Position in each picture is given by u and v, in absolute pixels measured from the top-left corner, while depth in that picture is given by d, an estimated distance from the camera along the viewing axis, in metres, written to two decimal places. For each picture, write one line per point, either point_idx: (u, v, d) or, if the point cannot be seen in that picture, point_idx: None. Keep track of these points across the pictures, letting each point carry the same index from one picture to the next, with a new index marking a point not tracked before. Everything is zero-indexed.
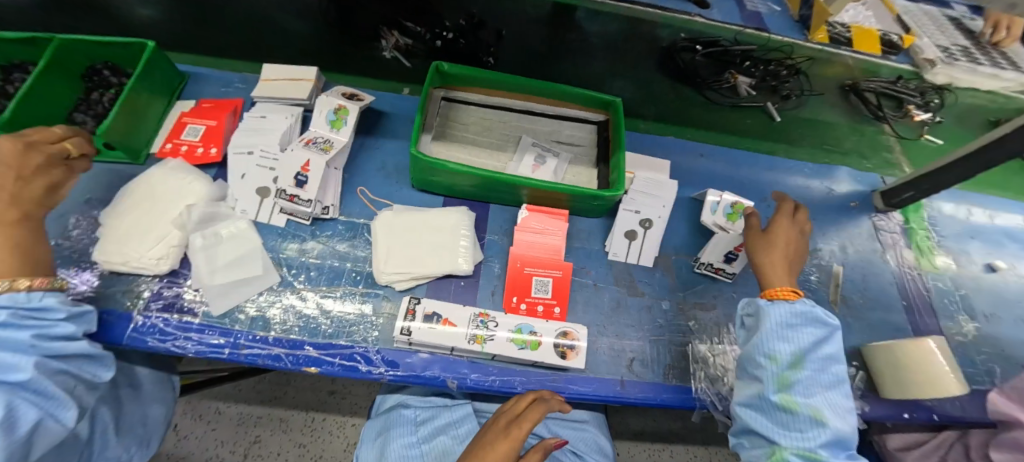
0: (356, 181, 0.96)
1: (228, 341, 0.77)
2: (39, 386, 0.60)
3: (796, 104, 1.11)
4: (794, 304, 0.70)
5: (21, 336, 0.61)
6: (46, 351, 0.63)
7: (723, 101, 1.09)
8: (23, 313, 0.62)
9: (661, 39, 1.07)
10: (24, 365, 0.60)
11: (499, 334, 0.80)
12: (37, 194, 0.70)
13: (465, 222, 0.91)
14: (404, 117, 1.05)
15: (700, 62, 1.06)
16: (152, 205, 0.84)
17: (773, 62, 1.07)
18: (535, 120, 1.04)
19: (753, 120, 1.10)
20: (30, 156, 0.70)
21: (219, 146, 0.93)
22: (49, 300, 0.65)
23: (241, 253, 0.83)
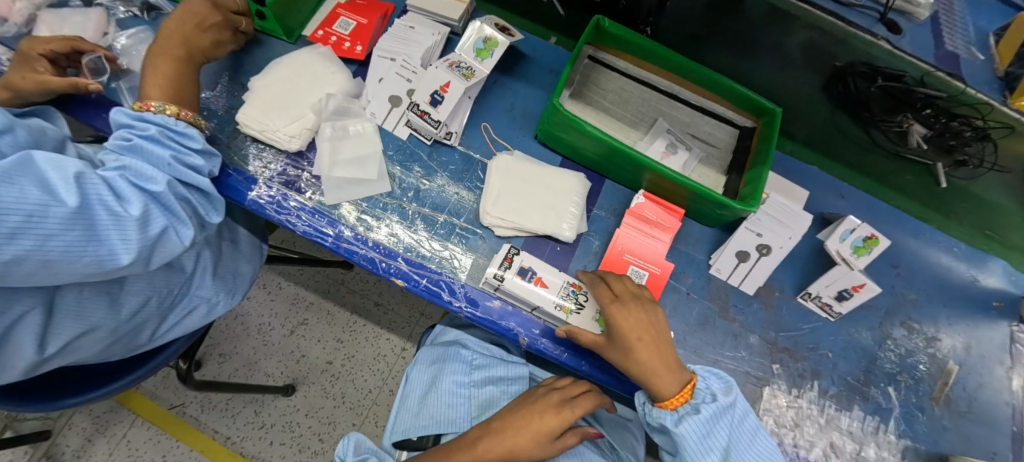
0: (482, 116, 0.93)
1: (333, 232, 0.81)
2: (166, 198, 0.66)
3: (969, 173, 0.93)
4: (716, 392, 0.71)
5: (162, 153, 0.69)
6: (178, 172, 0.69)
7: (887, 145, 0.94)
8: (168, 135, 0.71)
9: (835, 58, 0.84)
10: (158, 176, 0.66)
11: (587, 309, 0.79)
12: (205, 45, 0.81)
13: (579, 189, 0.88)
14: (544, 64, 0.99)
15: (874, 96, 0.86)
16: (294, 84, 0.87)
17: (960, 118, 0.84)
18: (676, 105, 0.97)
19: (914, 178, 0.98)
20: (212, 14, 0.82)
21: (364, 45, 0.93)
22: (189, 131, 0.72)
23: (363, 153, 0.86)
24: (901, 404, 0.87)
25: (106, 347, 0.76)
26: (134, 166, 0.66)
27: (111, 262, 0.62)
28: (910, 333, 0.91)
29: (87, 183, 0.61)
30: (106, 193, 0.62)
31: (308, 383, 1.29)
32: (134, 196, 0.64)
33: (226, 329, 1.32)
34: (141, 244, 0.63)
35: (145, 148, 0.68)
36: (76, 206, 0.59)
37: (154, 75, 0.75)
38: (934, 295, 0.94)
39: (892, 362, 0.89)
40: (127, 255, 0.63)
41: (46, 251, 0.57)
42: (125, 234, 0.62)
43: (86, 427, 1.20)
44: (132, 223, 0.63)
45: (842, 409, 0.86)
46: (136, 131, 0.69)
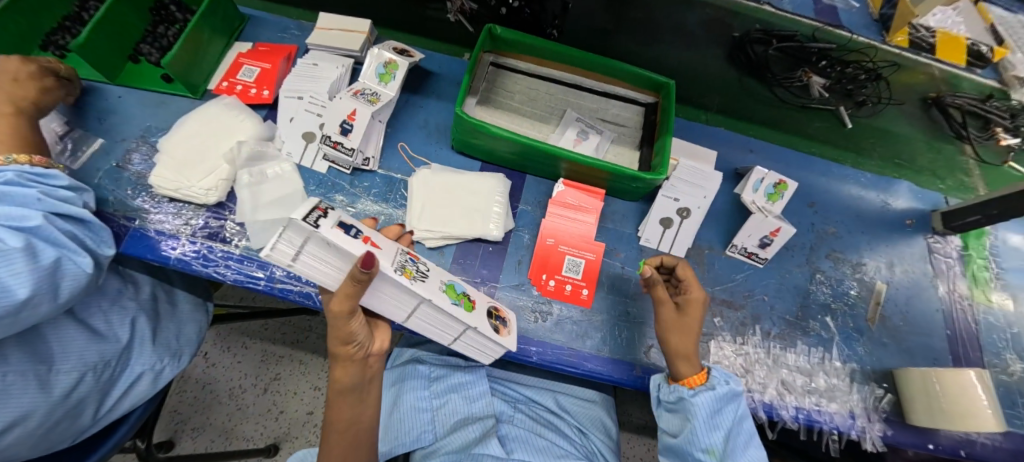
0: (398, 136, 0.96)
1: (265, 274, 0.82)
2: (44, 228, 0.67)
3: (870, 111, 1.05)
4: (729, 380, 0.74)
5: (28, 192, 0.69)
6: (52, 206, 0.70)
7: (792, 99, 1.04)
8: (27, 177, 0.71)
9: (732, 27, 1.01)
10: (32, 213, 0.67)
11: (431, 278, 0.68)
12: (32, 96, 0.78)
13: (500, 189, 0.92)
14: (451, 78, 1.03)
15: (773, 57, 1.01)
16: (203, 139, 0.88)
17: (852, 64, 0.99)
18: (581, 95, 1.01)
19: (823, 123, 1.05)
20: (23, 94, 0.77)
21: (271, 88, 0.95)
22: (48, 170, 0.73)
23: (284, 193, 0.87)
24: (840, 331, 0.91)
25: (40, 438, 0.73)
26: (2, 211, 0.67)
27: (6, 296, 0.61)
28: (837, 263, 0.96)
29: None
30: None
31: (290, 439, 1.27)
32: (10, 233, 0.65)
33: (193, 400, 1.28)
34: (33, 274, 0.64)
35: (9, 192, 0.68)
36: None
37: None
38: (852, 226, 1.00)
39: (825, 293, 0.94)
40: (20, 287, 0.62)
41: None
42: (14, 266, 0.63)
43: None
44: (18, 253, 0.63)
45: (786, 347, 0.89)
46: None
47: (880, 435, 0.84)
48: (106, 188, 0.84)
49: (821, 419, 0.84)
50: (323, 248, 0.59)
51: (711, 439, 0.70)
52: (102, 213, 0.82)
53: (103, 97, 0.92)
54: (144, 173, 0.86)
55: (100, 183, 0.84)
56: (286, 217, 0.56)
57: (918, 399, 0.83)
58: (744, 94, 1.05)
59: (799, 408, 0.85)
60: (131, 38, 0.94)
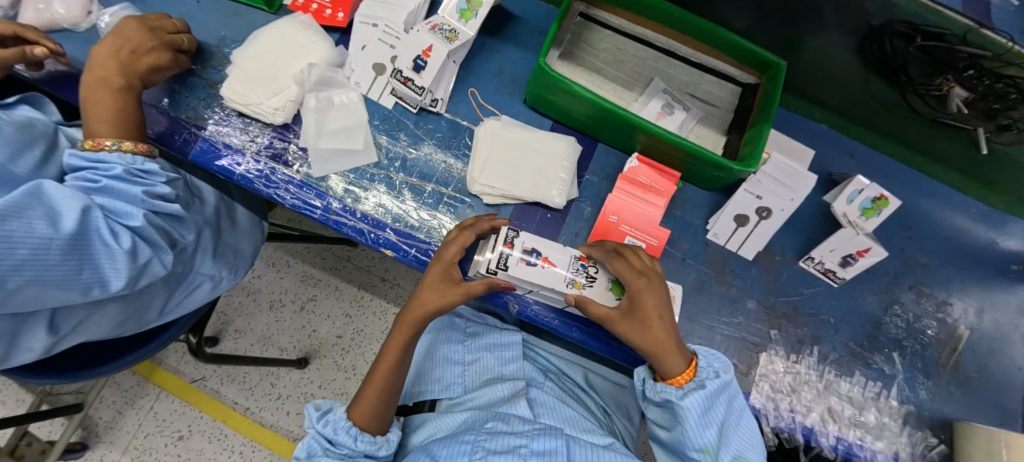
0: (469, 81, 0.90)
1: (322, 204, 0.82)
2: (148, 231, 0.69)
3: (1015, 138, 0.85)
4: (719, 371, 0.70)
5: (137, 191, 0.69)
6: (154, 206, 0.71)
7: (924, 111, 0.87)
8: (134, 172, 0.71)
9: (870, 18, 0.78)
10: (138, 212, 0.68)
11: (597, 283, 0.75)
12: (144, 70, 0.76)
13: (570, 154, 0.86)
14: (534, 24, 0.95)
15: (911, 57, 0.80)
16: (274, 56, 0.85)
17: (1005, 79, 0.77)
18: (673, 64, 0.92)
19: (951, 143, 0.90)
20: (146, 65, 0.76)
21: (345, 11, 0.90)
22: (154, 166, 0.73)
23: (348, 124, 0.85)
24: (905, 370, 0.85)
25: (117, 326, 0.79)
26: (113, 205, 0.68)
27: (103, 288, 0.66)
28: (919, 298, 0.88)
29: (95, 215, 0.65)
30: (108, 229, 0.66)
31: (321, 356, 1.34)
32: (121, 233, 0.66)
33: (240, 305, 1.36)
34: (128, 273, 0.67)
35: (118, 188, 0.69)
36: (68, 235, 0.62)
37: (98, 105, 0.73)
38: (946, 260, 0.90)
39: (898, 327, 0.87)
40: (118, 282, 0.67)
41: (52, 278, 0.61)
42: (115, 264, 0.66)
43: (115, 399, 1.27)
44: (122, 255, 0.66)
45: (841, 374, 0.84)
46: (100, 171, 0.69)
47: None
48: (179, 93, 0.84)
49: (861, 454, 0.80)
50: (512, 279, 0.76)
51: (706, 436, 0.68)
52: (174, 117, 0.83)
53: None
54: (216, 84, 0.86)
55: (175, 88, 0.85)
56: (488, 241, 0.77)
57: (975, 460, 0.77)
58: (869, 97, 0.91)
59: (840, 439, 0.80)
60: None
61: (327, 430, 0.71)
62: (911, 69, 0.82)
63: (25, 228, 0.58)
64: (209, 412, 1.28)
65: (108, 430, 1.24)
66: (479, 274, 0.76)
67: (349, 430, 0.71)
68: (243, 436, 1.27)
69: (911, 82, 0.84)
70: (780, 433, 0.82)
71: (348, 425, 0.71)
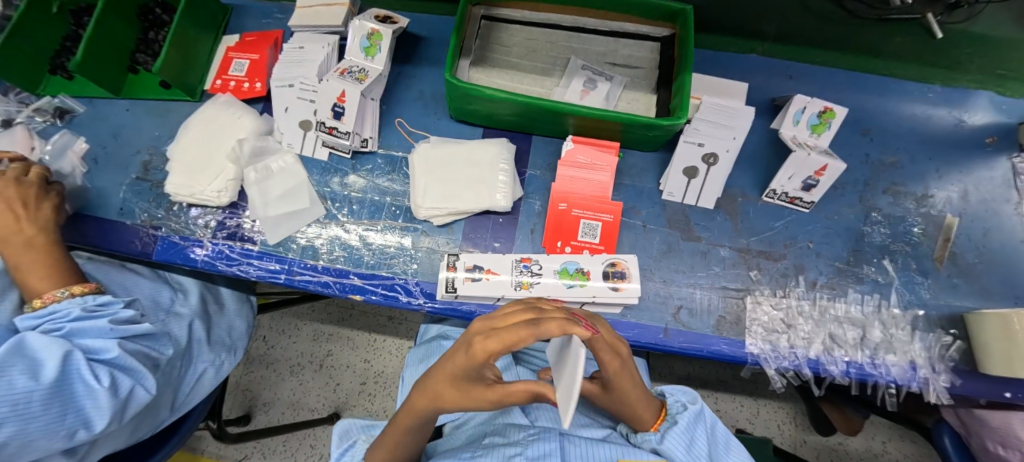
0: (394, 112, 0.92)
1: (284, 268, 0.84)
2: (123, 359, 0.71)
3: (967, 14, 0.85)
4: (687, 403, 0.70)
5: (101, 323, 0.72)
6: (122, 332, 0.73)
7: (864, 12, 0.86)
8: (92, 308, 0.73)
9: None
10: (110, 344, 0.71)
11: (545, 277, 0.78)
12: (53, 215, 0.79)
13: (505, 154, 0.86)
14: (443, 40, 0.96)
15: None
16: (205, 142, 0.88)
17: None
18: (586, 38, 0.92)
19: (905, 37, 0.87)
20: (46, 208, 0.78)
21: (262, 80, 0.93)
22: (107, 296, 0.75)
23: (291, 186, 0.87)
24: (900, 275, 0.82)
25: (132, 432, 0.80)
26: (85, 344, 0.71)
27: (86, 430, 0.67)
28: (897, 199, 0.85)
29: (71, 358, 0.68)
30: (85, 370, 0.67)
31: (348, 407, 1.37)
32: (97, 371, 0.68)
33: (260, 379, 1.40)
34: (113, 409, 0.68)
35: (82, 327, 0.71)
36: (48, 382, 0.65)
37: (33, 270, 0.74)
38: (915, 153, 0.87)
39: (882, 234, 0.84)
40: (101, 422, 0.67)
41: (37, 433, 0.63)
42: (98, 403, 0.67)
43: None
44: (103, 393, 0.67)
45: (835, 297, 0.81)
46: (58, 318, 0.71)
47: (946, 385, 0.76)
48: (131, 202, 0.88)
49: (875, 372, 0.77)
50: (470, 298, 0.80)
51: None
52: (130, 225, 0.87)
53: (111, 113, 0.94)
54: (161, 183, 0.90)
55: (125, 198, 0.89)
56: (431, 268, 0.83)
57: (994, 346, 0.73)
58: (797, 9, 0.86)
59: (850, 363, 0.77)
60: (125, 48, 0.92)
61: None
62: None
63: (5, 386, 0.61)
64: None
65: None
66: (442, 295, 0.80)
67: None
68: None
69: None
70: (786, 372, 0.79)
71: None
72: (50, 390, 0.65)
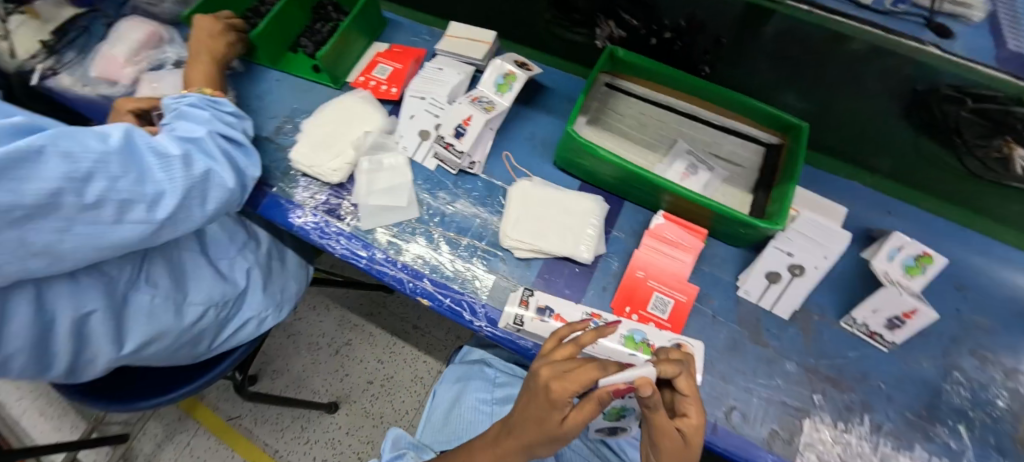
0: (504, 145, 0.98)
1: (366, 254, 0.88)
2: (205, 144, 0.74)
3: None
4: None
5: (204, 114, 0.78)
6: (220, 131, 0.78)
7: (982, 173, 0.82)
8: (207, 101, 0.82)
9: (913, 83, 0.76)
10: (198, 129, 0.75)
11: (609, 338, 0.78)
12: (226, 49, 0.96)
13: (598, 211, 0.90)
14: (565, 95, 1.04)
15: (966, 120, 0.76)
16: (335, 126, 0.96)
17: None
18: (698, 127, 0.96)
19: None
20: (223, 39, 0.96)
21: (399, 87, 1.03)
22: (224, 100, 0.83)
23: (396, 183, 0.92)
24: (976, 445, 0.76)
25: (176, 347, 0.84)
26: (179, 126, 0.76)
27: (161, 199, 0.64)
28: (983, 364, 0.81)
29: (137, 137, 0.66)
30: (155, 143, 0.67)
31: (350, 401, 1.36)
32: (173, 144, 0.69)
33: (279, 346, 1.43)
34: (187, 182, 0.67)
35: (191, 112, 0.79)
36: (121, 136, 0.64)
37: (191, 70, 0.91)
38: (1010, 323, 0.84)
39: (962, 396, 0.79)
40: (173, 192, 0.65)
41: (113, 193, 0.60)
42: (172, 173, 0.66)
43: (157, 432, 1.32)
44: (177, 163, 0.67)
45: (900, 448, 0.77)
46: (181, 102, 0.81)
47: None
48: None
49: None
50: (533, 334, 0.80)
51: None
52: None
53: (264, 78, 1.06)
54: (284, 148, 0.98)
55: None
56: (498, 294, 0.85)
57: None
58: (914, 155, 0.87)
59: None
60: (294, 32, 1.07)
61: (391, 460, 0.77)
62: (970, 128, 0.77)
63: (83, 145, 0.58)
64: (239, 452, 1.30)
65: None
66: (506, 324, 0.81)
67: None
68: None
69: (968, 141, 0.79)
70: None
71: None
72: (127, 159, 0.62)
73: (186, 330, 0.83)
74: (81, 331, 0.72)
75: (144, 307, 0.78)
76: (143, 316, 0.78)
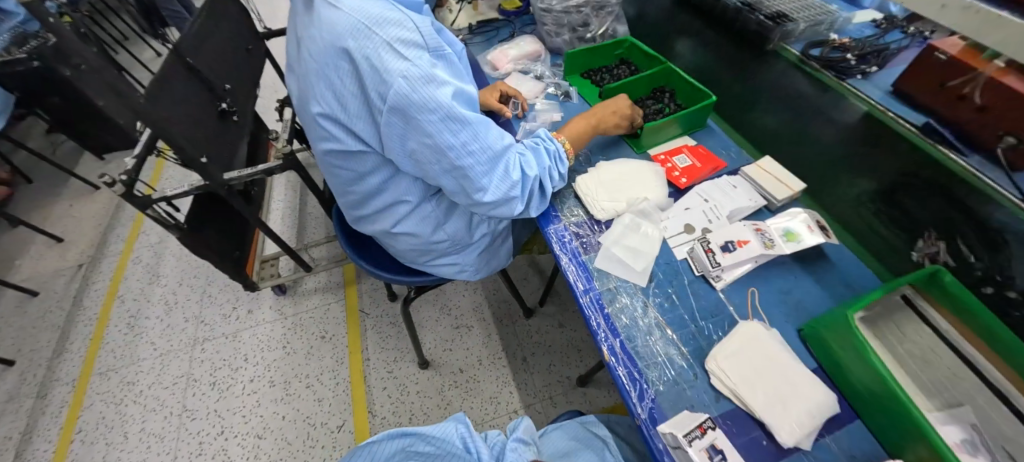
0: (755, 281, 0.93)
1: (585, 286, 0.92)
2: (529, 183, 0.92)
3: None
4: None
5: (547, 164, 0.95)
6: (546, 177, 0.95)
7: None
8: (558, 156, 0.98)
9: None
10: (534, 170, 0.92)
11: None
12: (608, 124, 1.09)
13: (826, 406, 0.76)
14: (847, 278, 0.95)
15: None
16: (622, 176, 1.04)
17: None
18: (1001, 410, 0.75)
19: None
20: (611, 120, 1.09)
21: (688, 179, 1.07)
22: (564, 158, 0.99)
23: (642, 248, 0.95)
24: None
25: (412, 248, 1.09)
26: (528, 157, 0.92)
27: (481, 194, 0.86)
28: None
29: (508, 153, 0.87)
30: (510, 162, 0.88)
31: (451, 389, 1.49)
32: (516, 171, 0.89)
33: None
34: (501, 196, 0.88)
35: (540, 152, 0.95)
36: (502, 146, 0.85)
37: (575, 122, 1.07)
38: None
39: None
40: (490, 196, 0.87)
41: (469, 170, 0.82)
42: (500, 186, 0.87)
43: (319, 282, 1.88)
44: (507, 184, 0.87)
45: None
46: (540, 138, 0.99)
47: None
48: None
49: None
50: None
51: None
52: None
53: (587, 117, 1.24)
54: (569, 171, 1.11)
55: None
56: (672, 402, 0.79)
57: None
58: None
59: None
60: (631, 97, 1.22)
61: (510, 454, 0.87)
62: None
63: (486, 135, 0.82)
64: (352, 355, 1.65)
65: (299, 298, 1.83)
66: (668, 435, 0.75)
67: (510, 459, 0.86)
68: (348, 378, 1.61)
69: None
70: None
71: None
72: (495, 157, 0.84)
73: (427, 244, 1.07)
74: (389, 207, 1.00)
75: (423, 214, 1.02)
76: (418, 219, 1.02)
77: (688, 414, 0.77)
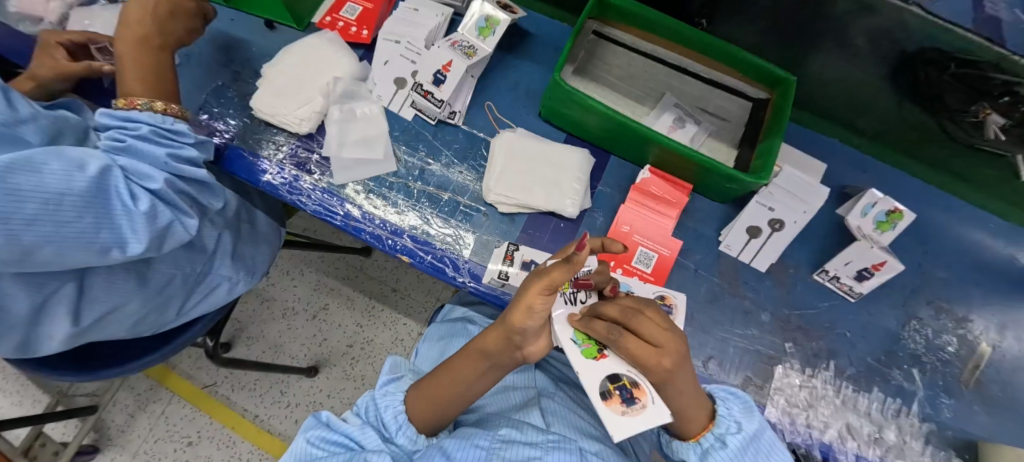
0: (486, 94, 0.94)
1: (342, 210, 0.84)
2: (166, 194, 0.66)
3: None
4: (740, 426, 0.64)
5: (159, 153, 0.68)
6: (177, 170, 0.70)
7: (961, 137, 0.82)
8: (161, 134, 0.70)
9: (901, 44, 0.75)
10: (157, 175, 0.65)
11: None
12: (177, 36, 0.79)
13: (583, 165, 0.88)
14: (550, 42, 0.99)
15: (946, 86, 0.75)
16: (301, 71, 0.89)
17: None
18: (686, 80, 0.93)
19: (994, 172, 0.85)
20: (178, 23, 0.78)
21: (369, 29, 0.95)
22: (182, 126, 0.72)
23: (370, 134, 0.88)
24: (926, 387, 0.83)
25: (138, 321, 0.79)
26: (133, 166, 0.65)
27: (120, 250, 0.63)
28: (938, 313, 0.87)
29: (112, 176, 0.62)
30: (120, 191, 0.62)
31: (330, 365, 1.34)
32: (138, 194, 0.63)
33: (253, 313, 1.39)
34: (150, 237, 0.64)
35: (139, 150, 0.67)
36: (90, 177, 0.59)
37: (125, 59, 0.73)
38: (962, 274, 0.89)
39: (917, 343, 0.85)
40: (137, 246, 0.63)
41: (54, 244, 0.57)
42: (133, 227, 0.63)
43: (128, 403, 1.29)
44: (141, 219, 0.63)
45: (859, 390, 0.82)
46: (127, 131, 0.68)
47: None
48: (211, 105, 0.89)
49: None
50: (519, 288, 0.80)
51: None
52: (205, 128, 0.87)
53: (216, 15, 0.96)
54: (246, 96, 0.90)
55: (206, 100, 0.89)
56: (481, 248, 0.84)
57: None
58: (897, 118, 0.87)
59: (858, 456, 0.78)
60: None
61: (382, 402, 0.70)
62: (947, 95, 0.76)
63: (36, 182, 0.55)
64: (238, 431, 1.28)
65: (119, 433, 1.26)
66: (490, 280, 0.81)
67: (397, 415, 0.68)
68: (250, 444, 1.26)
69: (944, 107, 0.79)
70: (797, 448, 0.80)
71: (398, 409, 0.68)
72: (83, 202, 0.59)
73: (151, 305, 0.79)
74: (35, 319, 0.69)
75: (99, 285, 0.72)
76: (100, 291, 0.72)
77: (496, 251, 0.83)
